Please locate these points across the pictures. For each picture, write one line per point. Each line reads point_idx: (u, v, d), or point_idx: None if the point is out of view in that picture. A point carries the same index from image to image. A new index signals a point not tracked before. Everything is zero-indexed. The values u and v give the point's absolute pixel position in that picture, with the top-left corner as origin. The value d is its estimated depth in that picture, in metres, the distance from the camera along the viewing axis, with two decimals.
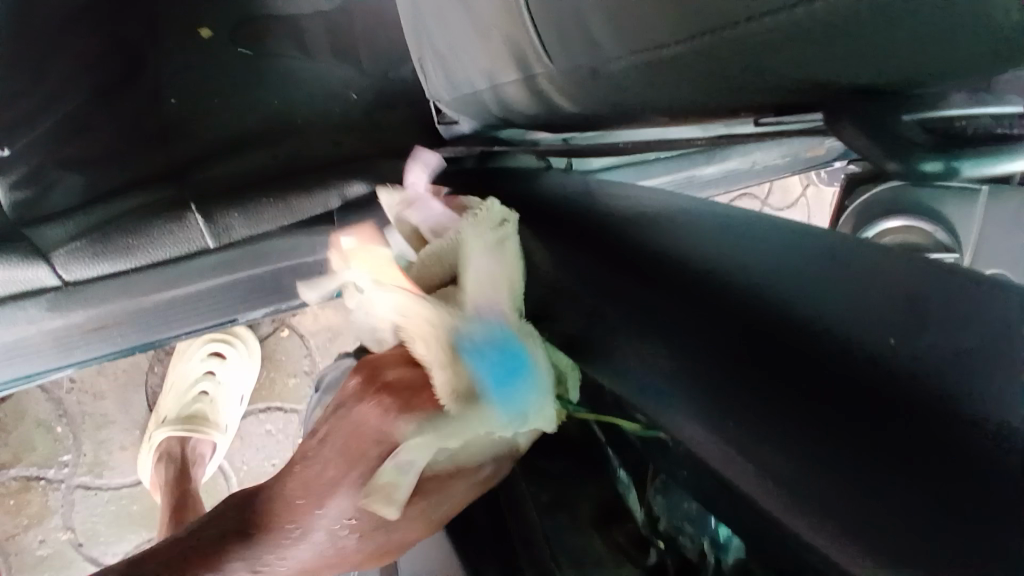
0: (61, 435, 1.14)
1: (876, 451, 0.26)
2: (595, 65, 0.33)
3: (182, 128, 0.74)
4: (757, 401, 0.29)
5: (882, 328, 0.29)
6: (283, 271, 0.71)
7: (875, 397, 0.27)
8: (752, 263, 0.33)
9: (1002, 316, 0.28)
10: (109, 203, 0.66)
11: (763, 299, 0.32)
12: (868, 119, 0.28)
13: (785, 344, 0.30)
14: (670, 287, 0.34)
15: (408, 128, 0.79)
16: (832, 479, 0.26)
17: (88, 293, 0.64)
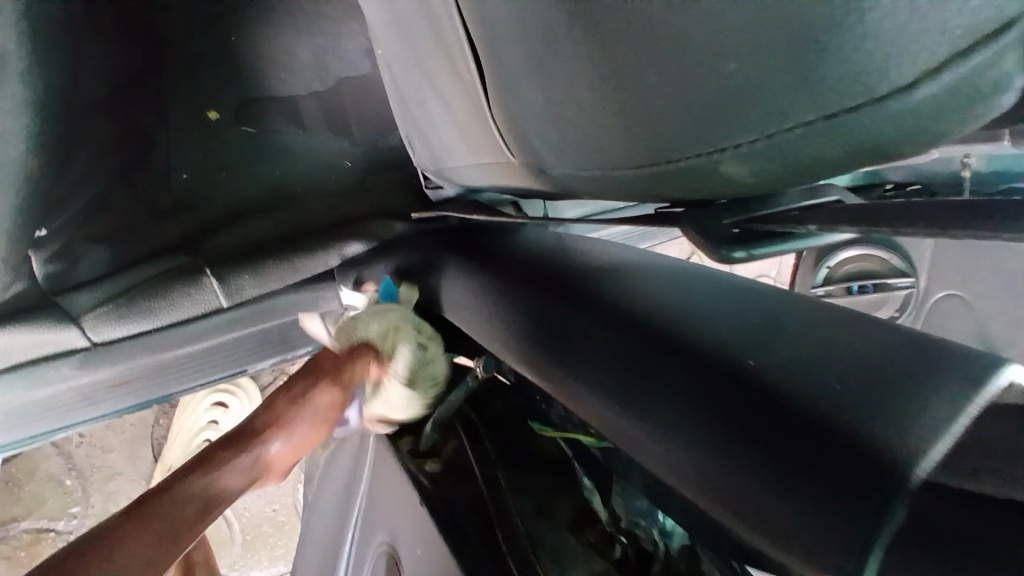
0: (70, 488, 1.18)
1: (792, 468, 0.31)
2: (542, 163, 0.40)
3: (191, 201, 0.83)
4: (697, 421, 0.35)
5: (795, 360, 0.35)
6: (290, 325, 0.78)
7: (787, 423, 0.32)
8: (687, 313, 0.40)
9: (898, 363, 0.32)
10: (126, 275, 0.73)
11: (698, 342, 0.38)
12: (699, 221, 0.36)
13: (715, 375, 0.36)
14: (624, 331, 0.41)
15: (398, 191, 0.88)
16: (768, 492, 0.31)
17: (114, 351, 0.71)
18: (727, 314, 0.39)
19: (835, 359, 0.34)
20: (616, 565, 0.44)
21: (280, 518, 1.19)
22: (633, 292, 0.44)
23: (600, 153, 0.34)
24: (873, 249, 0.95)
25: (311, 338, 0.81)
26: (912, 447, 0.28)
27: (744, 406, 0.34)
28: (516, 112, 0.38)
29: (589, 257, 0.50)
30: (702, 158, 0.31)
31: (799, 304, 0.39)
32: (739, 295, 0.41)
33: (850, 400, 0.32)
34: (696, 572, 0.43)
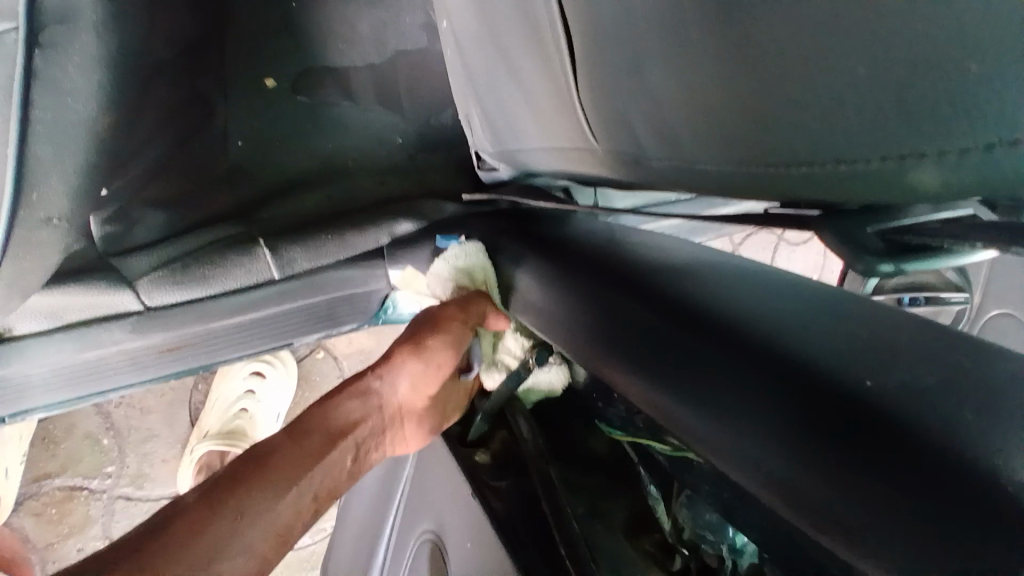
0: (107, 447, 1.21)
1: (894, 484, 0.30)
2: (636, 154, 0.38)
3: (246, 171, 0.84)
4: (785, 430, 0.34)
5: (883, 377, 0.33)
6: (338, 301, 0.78)
7: (885, 436, 0.31)
8: (781, 322, 0.39)
9: (1003, 391, 0.31)
10: (184, 240, 0.73)
11: (778, 349, 0.37)
12: (845, 234, 0.35)
13: (807, 394, 0.34)
14: (702, 334, 0.40)
15: (450, 171, 0.87)
16: (880, 523, 0.30)
17: (167, 318, 0.71)
18: (802, 321, 0.39)
19: (949, 383, 0.32)
20: None
21: None
22: (718, 296, 0.42)
23: (727, 152, 0.32)
24: None
25: (357, 314, 0.81)
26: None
27: (849, 428, 0.32)
28: (611, 98, 0.36)
29: (647, 253, 0.50)
30: (857, 168, 0.29)
31: (875, 315, 0.38)
32: (809, 301, 0.41)
33: (943, 412, 0.31)
34: None
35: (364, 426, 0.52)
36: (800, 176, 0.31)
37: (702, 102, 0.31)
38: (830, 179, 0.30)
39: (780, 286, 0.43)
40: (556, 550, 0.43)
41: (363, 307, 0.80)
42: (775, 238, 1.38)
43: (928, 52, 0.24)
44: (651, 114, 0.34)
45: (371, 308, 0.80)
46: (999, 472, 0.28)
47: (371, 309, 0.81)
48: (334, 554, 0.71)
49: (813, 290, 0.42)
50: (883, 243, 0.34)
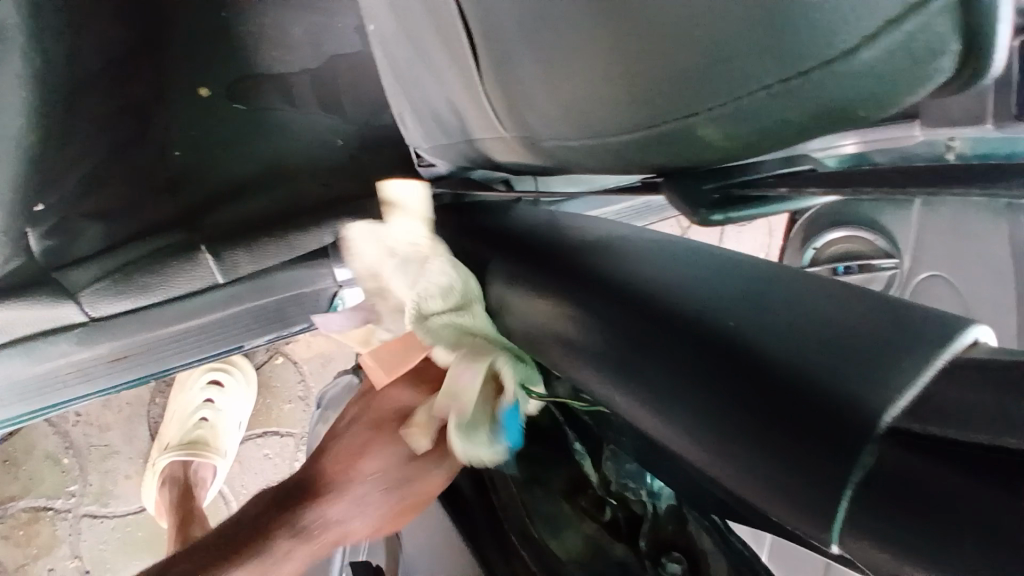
0: (68, 466, 1.19)
1: (773, 428, 0.33)
2: (531, 138, 0.41)
3: (188, 178, 0.83)
4: (681, 384, 0.37)
5: (758, 329, 0.36)
6: (286, 301, 0.79)
7: (765, 385, 0.34)
8: (672, 278, 0.42)
9: (881, 337, 0.33)
10: (127, 249, 0.74)
11: (677, 310, 0.39)
12: (681, 187, 0.40)
13: (690, 338, 0.38)
14: (608, 300, 0.42)
15: (392, 168, 0.88)
16: (751, 449, 0.34)
17: (113, 327, 0.72)
18: (709, 284, 0.40)
19: (803, 318, 0.36)
20: (606, 529, 0.48)
21: None
22: (623, 263, 0.45)
23: (589, 125, 0.37)
24: (859, 230, 1.00)
25: (306, 313, 0.82)
26: (879, 404, 0.30)
27: (715, 362, 0.36)
28: (510, 89, 0.39)
29: (570, 229, 0.52)
30: (675, 123, 0.34)
31: (779, 276, 0.40)
32: (720, 267, 0.42)
33: (815, 358, 0.33)
34: (682, 533, 0.46)
35: (325, 543, 0.52)
36: (649, 137, 0.36)
37: (560, 76, 0.36)
38: (671, 137, 0.35)
39: (696, 255, 0.45)
40: (511, 542, 0.49)
41: (312, 305, 0.81)
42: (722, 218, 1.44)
43: (705, 14, 0.31)
44: (525, 97, 0.38)
45: (320, 306, 0.81)
46: (857, 404, 0.31)
47: (321, 307, 0.82)
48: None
49: (727, 256, 0.44)
50: (717, 197, 0.40)
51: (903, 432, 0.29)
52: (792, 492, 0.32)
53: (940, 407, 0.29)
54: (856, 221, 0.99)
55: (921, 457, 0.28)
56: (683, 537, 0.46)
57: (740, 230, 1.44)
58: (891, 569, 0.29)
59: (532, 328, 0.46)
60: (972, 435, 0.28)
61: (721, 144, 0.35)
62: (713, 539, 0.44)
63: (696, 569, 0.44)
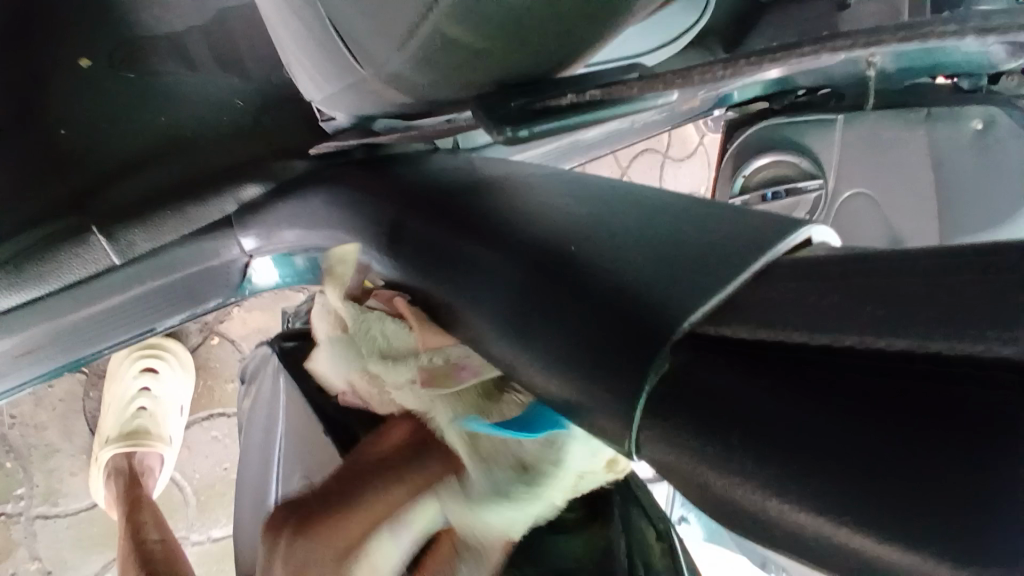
0: (11, 470, 1.15)
1: (594, 336, 0.35)
2: (382, 66, 0.42)
3: (77, 155, 0.79)
4: (524, 301, 0.39)
5: (596, 248, 0.39)
6: (194, 278, 0.75)
7: (592, 298, 0.37)
8: (533, 210, 0.45)
9: (709, 253, 0.36)
10: (18, 238, 0.71)
11: (531, 236, 0.42)
12: (486, 106, 0.40)
13: (536, 262, 0.40)
14: (474, 234, 0.45)
15: (299, 126, 0.84)
16: (580, 362, 0.35)
17: (9, 321, 0.68)
18: (570, 213, 0.43)
19: (634, 239, 0.39)
20: None
21: (232, 476, 1.26)
22: (496, 200, 0.47)
23: (405, 38, 0.39)
24: (784, 153, 0.97)
25: (220, 288, 0.78)
26: (683, 309, 0.33)
27: (552, 281, 0.39)
28: (352, 18, 0.40)
29: (456, 174, 0.55)
30: (447, 16, 0.36)
31: (640, 205, 0.43)
32: (591, 197, 0.45)
33: (639, 272, 0.36)
34: None
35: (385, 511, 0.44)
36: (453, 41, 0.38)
37: None
38: (469, 35, 0.37)
39: (579, 186, 0.47)
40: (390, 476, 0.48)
41: (224, 280, 0.76)
42: (661, 154, 1.44)
43: None
44: (349, 17, 0.41)
45: (232, 279, 0.77)
46: (668, 310, 0.34)
47: (233, 279, 0.77)
48: (239, 536, 0.71)
49: (603, 187, 0.46)
50: (525, 112, 0.40)
51: (703, 336, 0.33)
52: (602, 400, 0.34)
53: (739, 314, 0.33)
54: (779, 145, 0.97)
55: (721, 360, 0.32)
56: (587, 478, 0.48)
57: (678, 165, 1.45)
58: (720, 489, 0.30)
59: (415, 267, 0.48)
60: (777, 336, 0.32)
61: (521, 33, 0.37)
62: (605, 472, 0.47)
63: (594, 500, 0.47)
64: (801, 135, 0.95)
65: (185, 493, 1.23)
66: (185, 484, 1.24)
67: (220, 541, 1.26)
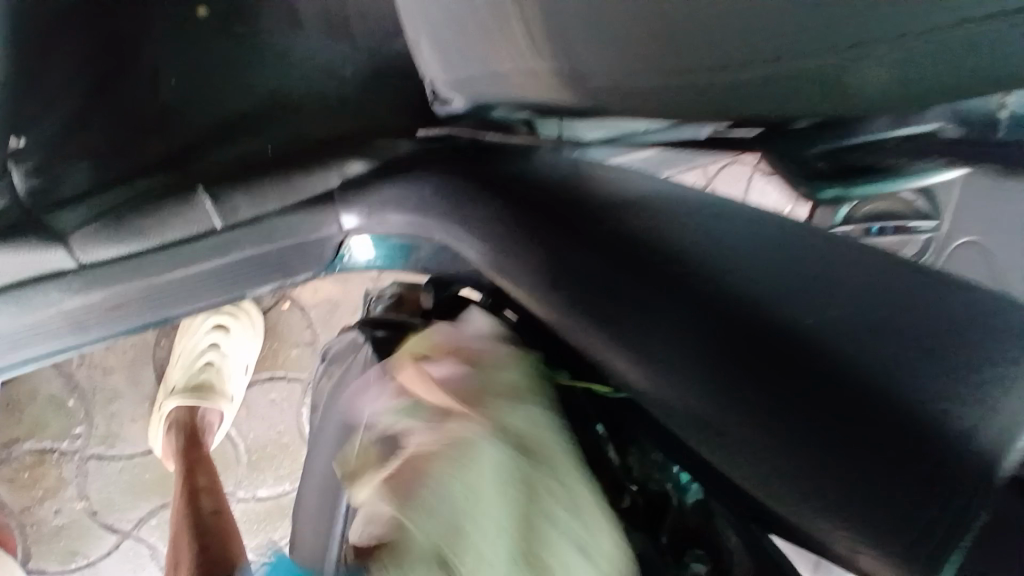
0: (73, 409, 1.16)
1: (849, 453, 0.38)
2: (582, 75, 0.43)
3: (184, 110, 0.77)
4: (746, 389, 0.40)
5: (829, 342, 0.40)
6: (289, 251, 0.73)
7: (848, 420, 0.38)
8: (726, 271, 0.43)
9: (968, 381, 0.38)
10: (122, 188, 0.71)
11: (743, 309, 0.41)
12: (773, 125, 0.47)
13: (755, 347, 0.41)
14: (670, 296, 0.43)
15: (403, 103, 0.80)
16: (814, 472, 0.38)
17: (105, 274, 0.67)
18: (772, 282, 0.42)
19: (864, 349, 0.40)
20: (627, 517, 0.44)
21: (284, 440, 1.22)
22: (678, 246, 0.44)
23: (629, 61, 0.41)
24: (899, 187, 0.85)
25: (311, 262, 0.75)
26: (958, 457, 0.37)
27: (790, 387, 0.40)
28: (562, 33, 0.41)
29: (605, 182, 0.49)
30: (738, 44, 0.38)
31: (829, 279, 0.42)
32: (784, 260, 0.43)
33: (893, 395, 0.38)
34: (707, 523, 0.44)
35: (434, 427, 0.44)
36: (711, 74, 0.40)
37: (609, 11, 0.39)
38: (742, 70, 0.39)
39: (748, 233, 0.45)
40: None
41: (316, 254, 0.74)
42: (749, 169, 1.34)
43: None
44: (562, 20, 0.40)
45: (326, 255, 0.74)
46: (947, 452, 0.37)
47: (326, 256, 0.74)
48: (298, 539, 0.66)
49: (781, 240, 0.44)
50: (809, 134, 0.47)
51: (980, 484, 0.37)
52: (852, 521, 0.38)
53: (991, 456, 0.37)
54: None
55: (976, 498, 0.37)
56: (709, 533, 0.44)
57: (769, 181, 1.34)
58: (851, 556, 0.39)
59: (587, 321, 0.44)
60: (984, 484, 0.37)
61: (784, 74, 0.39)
62: (742, 536, 0.43)
63: (719, 566, 0.42)
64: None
65: (237, 451, 1.22)
66: (239, 442, 1.22)
67: (265, 502, 1.22)
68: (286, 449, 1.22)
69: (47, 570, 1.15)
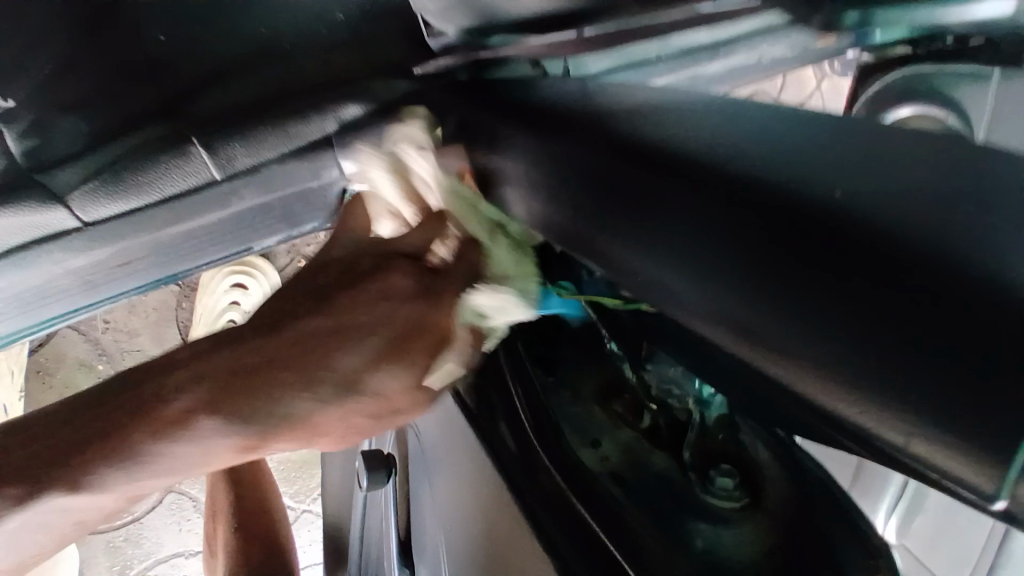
0: (102, 372, 1.18)
1: (912, 321, 0.24)
2: None
3: (175, 63, 0.73)
4: (761, 270, 0.29)
5: (872, 201, 0.28)
6: (291, 199, 0.72)
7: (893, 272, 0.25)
8: (731, 147, 0.34)
9: None
10: (117, 142, 0.69)
11: (756, 180, 0.31)
12: None
13: (763, 211, 0.30)
14: (671, 175, 0.34)
15: (402, 42, 0.77)
16: (890, 378, 0.25)
17: (108, 231, 0.67)
18: (799, 156, 0.32)
19: (918, 197, 0.28)
20: (646, 438, 0.41)
21: None
22: (682, 131, 0.36)
23: None
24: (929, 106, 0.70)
25: (316, 211, 0.74)
26: None
27: (825, 256, 0.27)
28: None
29: (611, 95, 0.44)
30: None
31: (870, 139, 0.32)
32: (813, 132, 0.34)
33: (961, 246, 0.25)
34: (734, 444, 0.39)
35: None
36: None
37: None
38: None
39: (771, 117, 0.37)
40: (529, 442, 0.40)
41: (321, 202, 0.73)
42: (772, 98, 1.27)
43: None
44: None
45: (330, 202, 0.73)
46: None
47: (330, 204, 0.74)
48: (329, 482, 0.68)
49: (808, 120, 0.35)
50: None
51: None
52: (930, 431, 0.24)
53: None
54: (923, 93, 0.71)
55: None
56: (734, 450, 0.38)
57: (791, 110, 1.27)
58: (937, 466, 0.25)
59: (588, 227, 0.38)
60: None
61: None
62: (773, 451, 0.38)
63: (752, 483, 0.37)
64: (951, 87, 0.70)
65: None
66: None
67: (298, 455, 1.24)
68: None
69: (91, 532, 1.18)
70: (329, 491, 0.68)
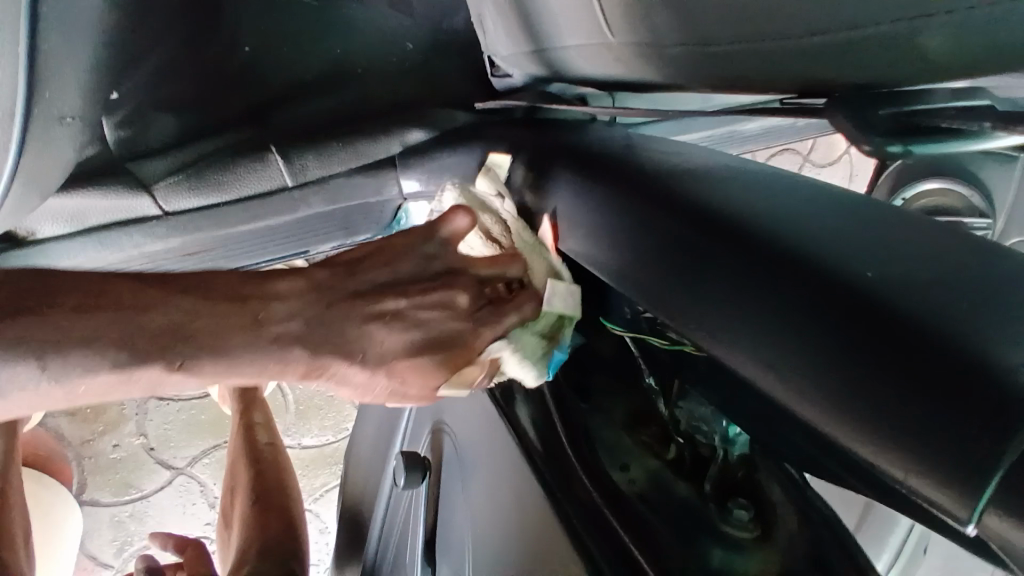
0: None
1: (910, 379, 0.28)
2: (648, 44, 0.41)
3: (259, 74, 0.80)
4: (791, 326, 0.33)
5: (894, 276, 0.32)
6: (351, 211, 0.77)
7: (907, 340, 0.29)
8: (774, 213, 0.38)
9: None
10: (204, 141, 0.75)
11: (791, 248, 0.35)
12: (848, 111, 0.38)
13: (799, 276, 0.34)
14: (718, 236, 0.38)
15: (465, 76, 0.83)
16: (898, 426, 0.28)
17: (181, 222, 0.73)
18: (832, 228, 0.36)
19: (935, 277, 0.32)
20: (671, 467, 0.45)
21: (330, 393, 1.29)
22: (728, 193, 0.40)
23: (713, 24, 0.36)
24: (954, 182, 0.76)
25: (371, 224, 0.80)
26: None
27: (844, 324, 0.31)
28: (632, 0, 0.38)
29: (664, 151, 0.48)
30: (831, 30, 0.33)
31: (896, 220, 0.36)
32: (853, 208, 0.38)
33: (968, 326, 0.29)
34: (751, 481, 0.43)
35: None
36: (778, 50, 0.36)
37: None
38: (827, 49, 0.34)
39: (812, 189, 0.41)
40: (566, 459, 0.44)
41: (376, 218, 0.79)
42: (800, 158, 1.32)
43: None
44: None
45: (384, 219, 0.79)
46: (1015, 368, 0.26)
47: (384, 220, 0.79)
48: (350, 473, 0.73)
49: (847, 196, 0.39)
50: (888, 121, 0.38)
51: None
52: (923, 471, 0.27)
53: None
54: (951, 170, 0.77)
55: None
56: (752, 485, 0.43)
57: (818, 171, 1.32)
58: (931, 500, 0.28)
59: (636, 270, 0.42)
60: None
61: (864, 58, 0.34)
62: (787, 490, 0.42)
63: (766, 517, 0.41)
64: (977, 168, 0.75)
65: (287, 399, 1.28)
66: (288, 392, 1.28)
67: (309, 450, 1.28)
68: (332, 402, 1.29)
69: (101, 501, 1.21)
70: (349, 482, 0.72)
